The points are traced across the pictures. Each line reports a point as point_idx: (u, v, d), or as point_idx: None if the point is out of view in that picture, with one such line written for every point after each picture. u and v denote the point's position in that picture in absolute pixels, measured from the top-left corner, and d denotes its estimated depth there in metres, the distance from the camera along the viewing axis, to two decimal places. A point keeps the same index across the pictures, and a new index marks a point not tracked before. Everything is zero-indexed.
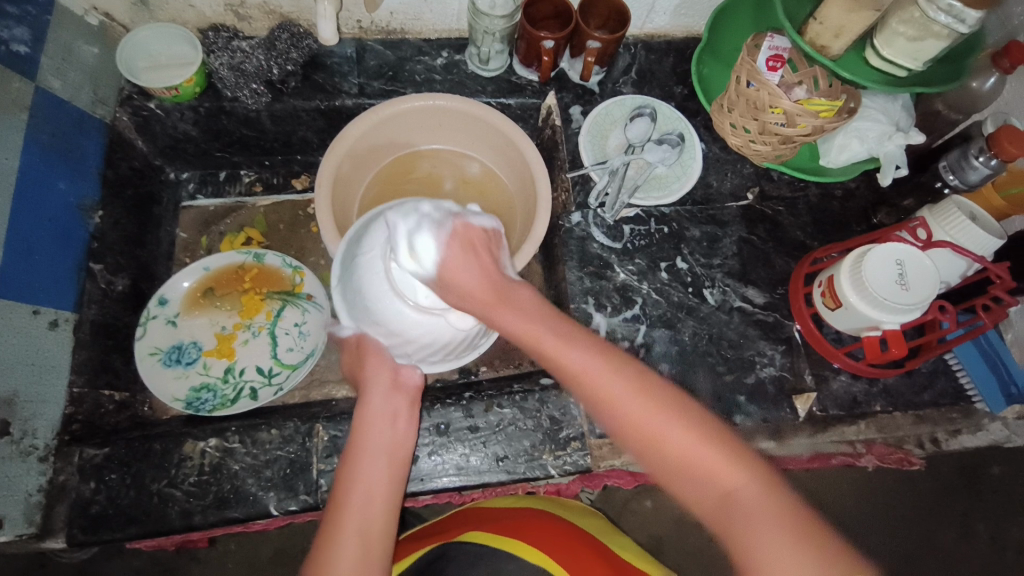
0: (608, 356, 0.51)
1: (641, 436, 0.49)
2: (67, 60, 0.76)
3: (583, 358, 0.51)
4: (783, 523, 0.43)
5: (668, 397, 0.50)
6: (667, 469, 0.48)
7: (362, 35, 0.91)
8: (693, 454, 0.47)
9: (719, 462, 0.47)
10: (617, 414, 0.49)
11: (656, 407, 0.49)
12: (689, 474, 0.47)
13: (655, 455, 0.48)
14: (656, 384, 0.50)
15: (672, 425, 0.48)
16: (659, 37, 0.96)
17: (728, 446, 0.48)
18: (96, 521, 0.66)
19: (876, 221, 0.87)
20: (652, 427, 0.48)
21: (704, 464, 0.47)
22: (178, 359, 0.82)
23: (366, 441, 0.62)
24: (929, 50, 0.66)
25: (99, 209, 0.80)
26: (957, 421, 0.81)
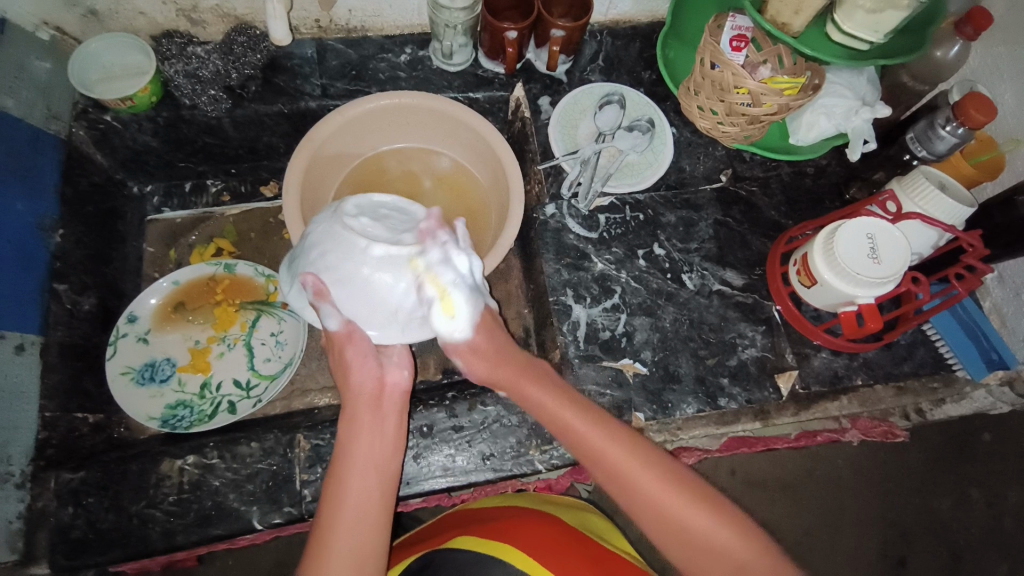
0: (640, 447, 0.61)
1: (655, 510, 0.58)
2: (19, 77, 0.74)
3: (604, 440, 0.61)
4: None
5: (693, 483, 0.60)
6: (694, 550, 0.57)
7: (322, 34, 0.89)
8: (717, 537, 0.56)
9: (735, 540, 0.56)
10: (650, 498, 0.58)
11: (683, 488, 0.59)
12: (702, 550, 0.56)
13: (683, 541, 0.57)
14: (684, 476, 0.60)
15: (691, 508, 0.58)
16: (623, 23, 0.95)
17: (732, 519, 0.58)
18: (76, 546, 0.64)
19: (848, 196, 0.87)
20: (678, 510, 0.58)
21: (725, 543, 0.56)
22: (152, 377, 0.80)
23: (350, 464, 0.60)
24: (889, 20, 0.65)
25: (60, 228, 0.78)
26: (939, 390, 0.80)
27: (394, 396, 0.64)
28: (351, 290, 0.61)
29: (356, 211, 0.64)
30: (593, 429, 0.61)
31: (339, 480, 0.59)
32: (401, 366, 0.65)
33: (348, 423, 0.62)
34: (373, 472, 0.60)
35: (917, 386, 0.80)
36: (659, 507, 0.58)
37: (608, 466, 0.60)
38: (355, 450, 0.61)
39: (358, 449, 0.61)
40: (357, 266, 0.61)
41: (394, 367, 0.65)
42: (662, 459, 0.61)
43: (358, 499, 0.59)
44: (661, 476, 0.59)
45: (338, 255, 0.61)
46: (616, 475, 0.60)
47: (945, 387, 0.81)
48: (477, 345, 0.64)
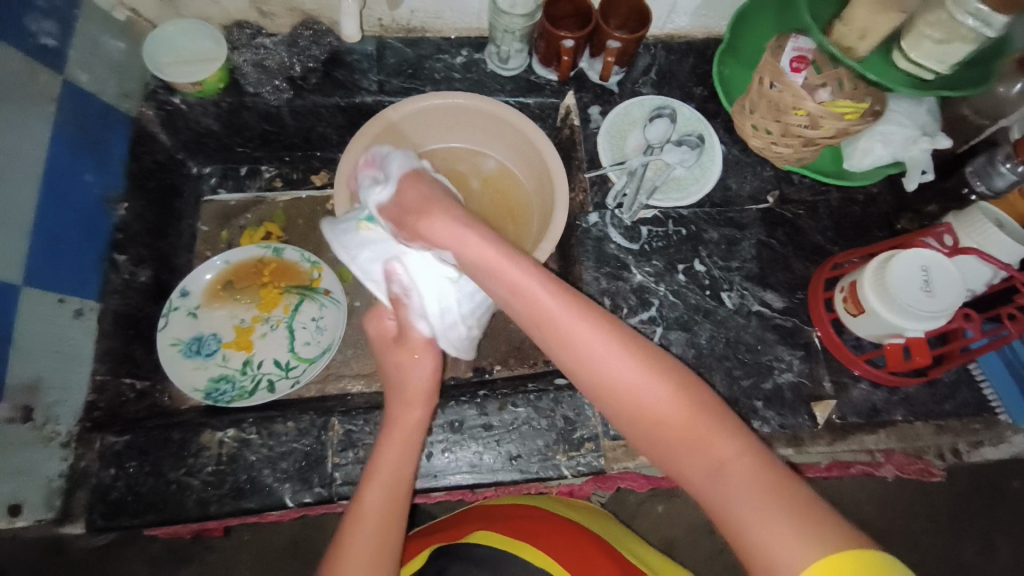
0: (618, 335, 0.54)
1: (630, 400, 0.53)
2: (94, 54, 0.78)
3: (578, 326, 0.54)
4: (767, 490, 0.47)
5: (656, 359, 0.54)
6: (661, 435, 0.52)
7: (383, 32, 0.92)
8: (677, 419, 0.52)
9: (696, 420, 0.51)
10: (621, 392, 0.53)
11: (645, 370, 0.53)
12: (683, 443, 0.51)
13: (641, 418, 0.53)
14: (669, 365, 0.54)
15: (672, 403, 0.52)
16: (679, 37, 0.95)
17: (695, 399, 0.52)
18: (115, 507, 0.67)
19: (898, 226, 0.85)
20: (635, 387, 0.53)
21: (694, 432, 0.51)
22: (198, 350, 0.83)
23: (395, 469, 0.63)
24: (956, 53, 0.64)
25: (124, 201, 0.81)
26: (981, 433, 0.78)
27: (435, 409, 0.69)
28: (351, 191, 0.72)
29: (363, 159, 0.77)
30: (552, 308, 0.54)
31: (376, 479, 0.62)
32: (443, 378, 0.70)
33: (393, 427, 0.65)
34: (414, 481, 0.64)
35: (958, 426, 0.78)
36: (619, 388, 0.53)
37: (557, 339, 0.55)
38: (399, 456, 0.64)
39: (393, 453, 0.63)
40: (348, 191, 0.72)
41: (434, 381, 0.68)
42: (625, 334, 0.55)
43: (394, 501, 0.62)
44: (618, 350, 0.54)
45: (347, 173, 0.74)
46: (577, 358, 0.54)
47: (986, 429, 0.78)
48: (404, 200, 0.62)
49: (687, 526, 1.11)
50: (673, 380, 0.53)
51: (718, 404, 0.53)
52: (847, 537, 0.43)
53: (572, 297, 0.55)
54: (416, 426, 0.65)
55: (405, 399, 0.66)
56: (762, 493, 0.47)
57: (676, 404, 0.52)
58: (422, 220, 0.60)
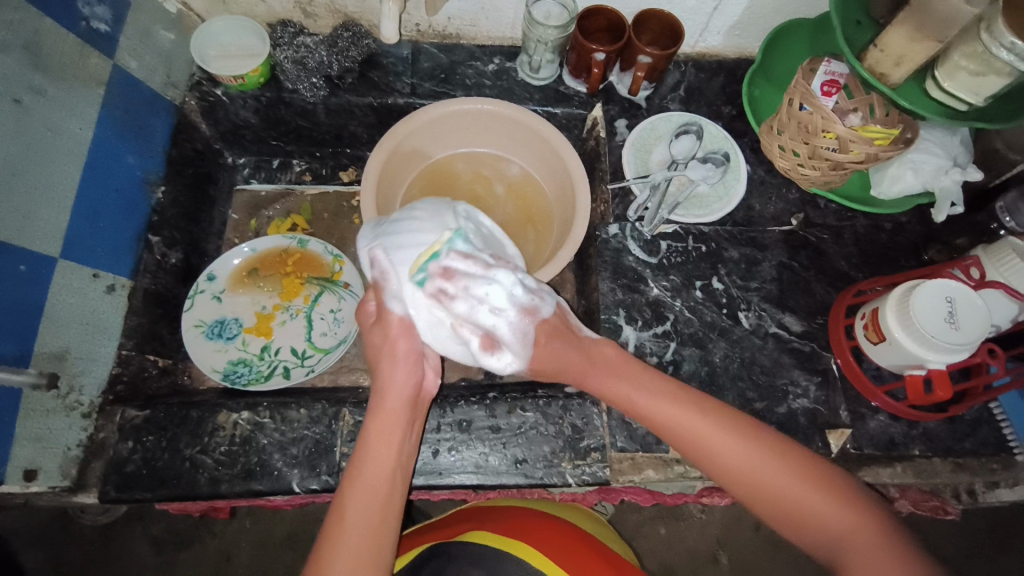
0: (712, 411, 0.59)
1: (736, 475, 0.56)
2: (144, 42, 0.82)
3: (669, 409, 0.60)
4: (885, 549, 0.49)
5: (794, 460, 0.55)
6: (772, 508, 0.55)
7: (419, 37, 0.94)
8: (827, 518, 0.52)
9: (845, 517, 0.52)
10: (722, 469, 0.57)
11: (783, 466, 0.55)
12: (791, 514, 0.54)
13: (751, 493, 0.55)
14: (759, 429, 0.57)
15: (778, 475, 0.54)
16: (710, 57, 0.95)
17: (838, 493, 0.53)
18: (130, 479, 0.68)
19: (926, 257, 0.84)
20: (775, 484, 0.54)
21: (801, 503, 0.53)
22: (220, 334, 0.85)
23: (378, 459, 0.60)
24: (990, 86, 0.64)
25: (161, 185, 0.84)
26: (997, 473, 0.75)
27: (425, 403, 0.67)
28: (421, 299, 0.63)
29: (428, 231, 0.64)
30: (641, 397, 0.62)
31: (360, 473, 0.60)
32: (435, 373, 0.68)
33: (376, 416, 0.63)
34: (399, 473, 0.61)
35: (975, 465, 0.75)
36: (720, 465, 0.57)
37: (680, 431, 0.59)
38: (382, 449, 0.61)
39: (378, 441, 0.61)
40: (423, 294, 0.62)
41: (431, 372, 0.67)
42: (760, 433, 0.57)
43: (379, 496, 0.59)
44: (752, 446, 0.56)
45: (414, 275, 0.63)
46: (675, 440, 0.59)
47: (1004, 469, 0.75)
48: (529, 368, 0.65)
49: (689, 549, 1.10)
50: (771, 447, 0.56)
51: (869, 504, 0.53)
52: None
53: (708, 406, 0.59)
54: (400, 417, 0.63)
55: (388, 389, 0.64)
56: (879, 550, 0.49)
57: (826, 503, 0.53)
58: (540, 379, 0.67)
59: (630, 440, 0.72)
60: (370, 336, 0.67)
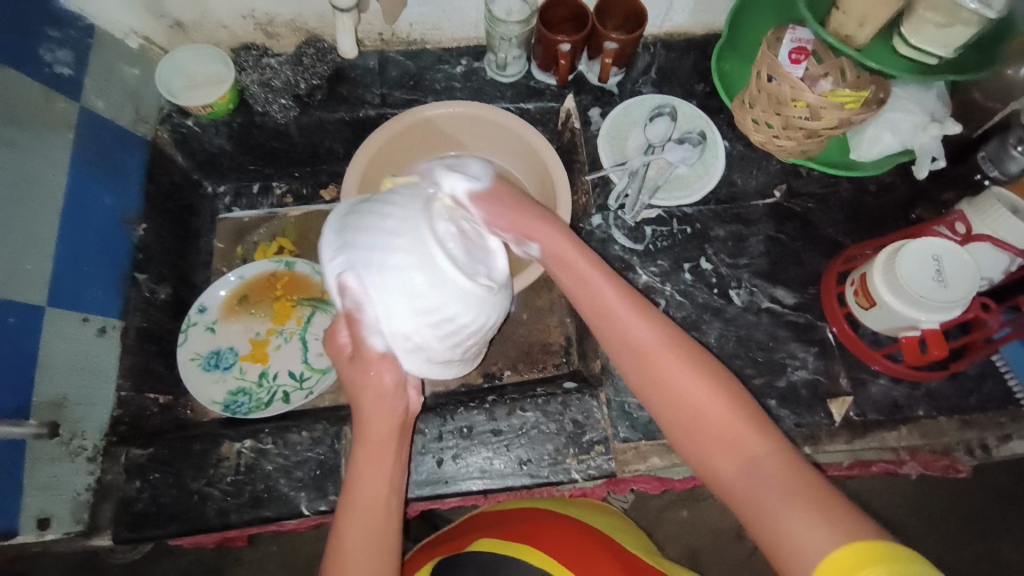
0: (662, 322, 0.59)
1: (658, 374, 0.56)
2: (109, 81, 0.81)
3: (624, 305, 0.60)
4: (796, 486, 0.47)
5: (691, 349, 0.57)
6: (687, 424, 0.53)
7: (384, 46, 0.93)
8: (705, 405, 0.53)
9: (730, 409, 0.52)
10: (653, 364, 0.56)
11: (683, 354, 0.56)
12: (714, 437, 0.52)
13: (676, 403, 0.54)
14: (696, 350, 0.57)
15: (705, 388, 0.54)
16: (679, 35, 0.94)
17: (760, 424, 0.51)
18: (140, 518, 0.69)
19: (914, 216, 0.82)
20: (697, 401, 0.54)
21: (727, 425, 0.52)
22: (216, 364, 0.86)
23: (370, 495, 0.60)
24: (958, 37, 0.63)
25: (141, 222, 0.84)
26: (1006, 425, 0.75)
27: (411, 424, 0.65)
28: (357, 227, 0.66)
29: None
30: (602, 287, 0.61)
31: (352, 507, 0.60)
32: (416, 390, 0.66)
33: (361, 452, 0.62)
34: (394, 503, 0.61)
35: (982, 420, 0.75)
36: (651, 359, 0.57)
37: (625, 328, 0.59)
38: (374, 483, 0.61)
39: (369, 478, 0.61)
40: None
41: (413, 391, 0.65)
42: (660, 322, 0.59)
43: (375, 525, 0.59)
44: (653, 329, 0.58)
45: None
46: (616, 330, 0.59)
47: (1011, 421, 0.75)
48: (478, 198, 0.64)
49: (709, 528, 1.10)
50: (702, 365, 0.55)
51: (752, 404, 0.53)
52: (878, 533, 0.43)
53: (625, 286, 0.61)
54: (387, 446, 0.62)
55: (371, 422, 0.62)
56: (789, 484, 0.47)
57: (711, 394, 0.53)
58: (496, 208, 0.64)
59: (632, 429, 0.73)
60: (342, 368, 0.64)
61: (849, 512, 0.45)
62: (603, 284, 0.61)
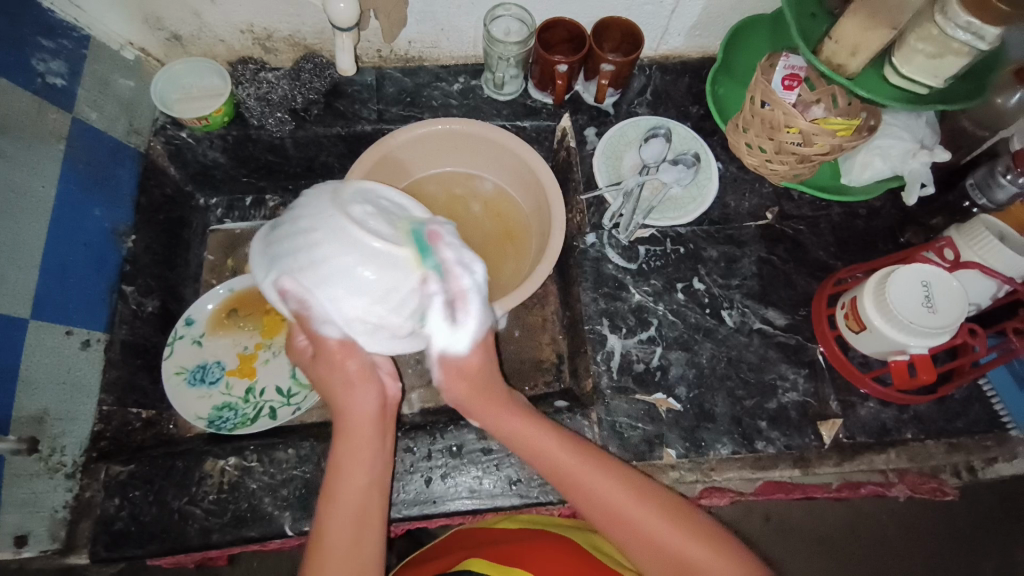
0: (610, 465, 0.61)
1: (631, 532, 0.58)
2: (103, 93, 0.81)
3: (581, 467, 0.61)
4: None
5: (640, 487, 0.60)
6: (671, 570, 0.56)
7: (382, 63, 0.94)
8: (677, 547, 0.56)
9: (704, 549, 0.55)
10: (619, 522, 0.58)
11: (638, 495, 0.59)
12: (696, 575, 0.55)
13: (652, 547, 0.57)
14: (646, 487, 0.60)
15: (672, 532, 0.57)
16: (674, 58, 0.96)
17: (726, 550, 0.56)
18: (119, 536, 0.67)
19: (904, 240, 0.84)
20: (671, 541, 0.56)
21: (698, 563, 0.55)
22: (202, 378, 0.84)
23: (352, 481, 0.60)
24: (949, 67, 0.64)
25: (132, 234, 0.83)
26: (993, 449, 0.76)
27: (394, 411, 0.66)
28: None
29: None
30: (562, 457, 0.62)
31: (335, 496, 0.59)
32: (394, 379, 0.67)
33: (342, 441, 0.62)
34: (376, 489, 0.61)
35: (970, 443, 0.75)
36: (618, 517, 0.58)
37: (591, 490, 0.60)
38: (355, 470, 0.60)
39: (350, 466, 0.60)
40: None
41: (389, 378, 0.66)
42: (633, 485, 0.60)
43: (357, 514, 0.59)
44: (607, 480, 0.60)
45: None
46: (581, 493, 0.60)
47: (998, 445, 0.76)
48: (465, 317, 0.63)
49: None
50: (656, 507, 0.58)
51: (716, 527, 0.58)
52: None
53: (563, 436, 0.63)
54: (369, 435, 0.62)
55: (350, 411, 0.63)
56: None
57: (682, 536, 0.56)
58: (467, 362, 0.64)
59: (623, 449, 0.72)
60: (314, 367, 0.65)
61: None
62: (558, 452, 0.62)
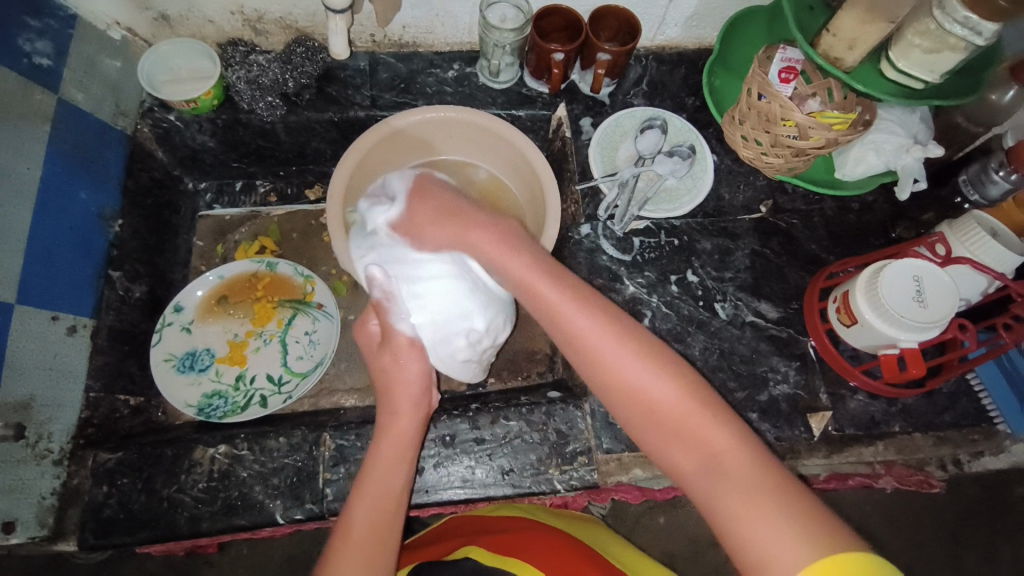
0: (615, 319, 0.53)
1: (617, 381, 0.51)
2: (88, 73, 0.79)
3: (576, 313, 0.53)
4: (771, 486, 0.45)
5: (639, 335, 0.52)
6: (656, 427, 0.50)
7: (375, 48, 0.92)
8: (663, 396, 0.50)
9: (689, 405, 0.49)
10: (604, 368, 0.52)
11: (630, 341, 0.52)
12: (676, 432, 0.49)
13: (632, 400, 0.51)
14: (646, 337, 0.52)
15: (660, 385, 0.50)
16: (670, 49, 0.95)
17: (722, 417, 0.49)
18: (107, 524, 0.66)
19: (895, 234, 0.84)
20: (656, 397, 0.50)
21: (686, 423, 0.49)
22: (192, 366, 0.83)
23: (386, 479, 0.60)
24: (945, 62, 0.64)
25: (119, 218, 0.82)
26: (978, 442, 0.77)
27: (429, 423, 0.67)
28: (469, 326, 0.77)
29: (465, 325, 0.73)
30: (550, 295, 0.53)
31: (367, 487, 0.60)
32: (436, 392, 0.68)
33: (385, 438, 0.63)
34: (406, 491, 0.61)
35: (956, 437, 0.77)
36: (602, 362, 0.52)
37: (579, 341, 0.52)
38: (392, 468, 0.61)
39: (387, 463, 0.61)
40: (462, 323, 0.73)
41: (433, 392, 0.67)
42: (630, 328, 0.53)
43: (387, 509, 0.59)
44: (598, 320, 0.53)
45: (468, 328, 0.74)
46: (571, 346, 0.53)
47: (984, 439, 0.77)
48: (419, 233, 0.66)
49: (688, 538, 1.10)
50: (652, 355, 0.51)
51: (714, 391, 0.51)
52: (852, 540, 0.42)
53: (557, 271, 0.55)
54: (410, 435, 0.63)
55: (398, 407, 0.64)
56: (756, 486, 0.45)
57: (668, 384, 0.50)
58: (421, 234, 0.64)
59: (615, 441, 0.72)
60: (376, 358, 0.68)
61: (826, 516, 0.43)
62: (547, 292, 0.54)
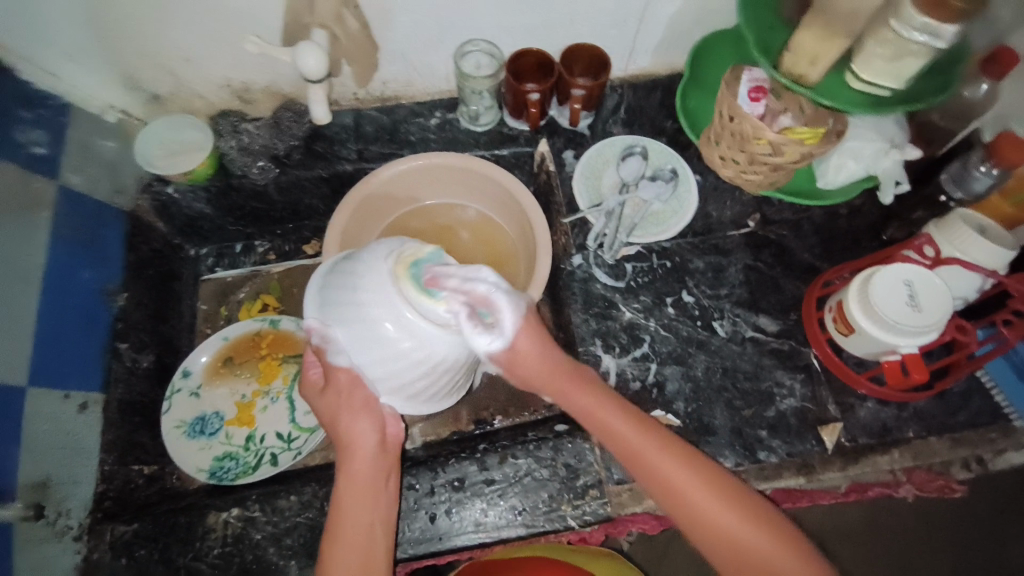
0: (690, 462, 0.62)
1: (699, 518, 0.60)
2: (86, 157, 0.83)
3: (643, 441, 0.63)
4: None
5: (713, 475, 0.62)
6: (734, 561, 0.59)
7: (359, 104, 0.94)
8: (731, 527, 0.59)
9: (771, 547, 0.58)
10: (687, 504, 0.60)
11: (703, 483, 0.61)
12: (749, 563, 0.58)
13: (717, 538, 0.59)
14: (720, 477, 0.62)
15: (735, 521, 0.59)
16: (646, 77, 0.97)
17: (793, 546, 0.58)
18: None
19: (886, 237, 0.85)
20: (733, 531, 0.59)
21: (768, 560, 0.58)
22: (202, 430, 0.85)
23: (354, 516, 0.62)
24: (909, 67, 0.65)
25: (123, 292, 0.84)
26: (998, 440, 0.75)
27: (396, 447, 0.67)
28: (361, 337, 0.60)
29: (371, 343, 0.60)
30: (623, 426, 0.63)
31: (338, 533, 0.61)
32: (397, 419, 0.68)
33: (346, 477, 0.64)
34: (380, 518, 0.63)
35: (974, 437, 0.75)
36: (682, 495, 0.60)
37: (662, 481, 0.61)
38: (359, 503, 0.62)
39: (354, 503, 0.62)
40: (368, 339, 0.60)
41: (392, 419, 0.67)
42: (699, 467, 0.62)
43: (361, 546, 0.61)
44: (666, 452, 0.62)
45: (360, 336, 0.60)
46: (650, 475, 0.62)
47: (1003, 436, 0.75)
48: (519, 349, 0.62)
49: None
50: (724, 499, 0.60)
51: (776, 517, 0.60)
52: None
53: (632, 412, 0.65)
54: (368, 471, 0.64)
55: (352, 445, 0.65)
56: None
57: (743, 523, 0.59)
58: (524, 352, 0.62)
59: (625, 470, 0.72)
60: (322, 399, 0.67)
61: None
62: (625, 424, 0.64)
